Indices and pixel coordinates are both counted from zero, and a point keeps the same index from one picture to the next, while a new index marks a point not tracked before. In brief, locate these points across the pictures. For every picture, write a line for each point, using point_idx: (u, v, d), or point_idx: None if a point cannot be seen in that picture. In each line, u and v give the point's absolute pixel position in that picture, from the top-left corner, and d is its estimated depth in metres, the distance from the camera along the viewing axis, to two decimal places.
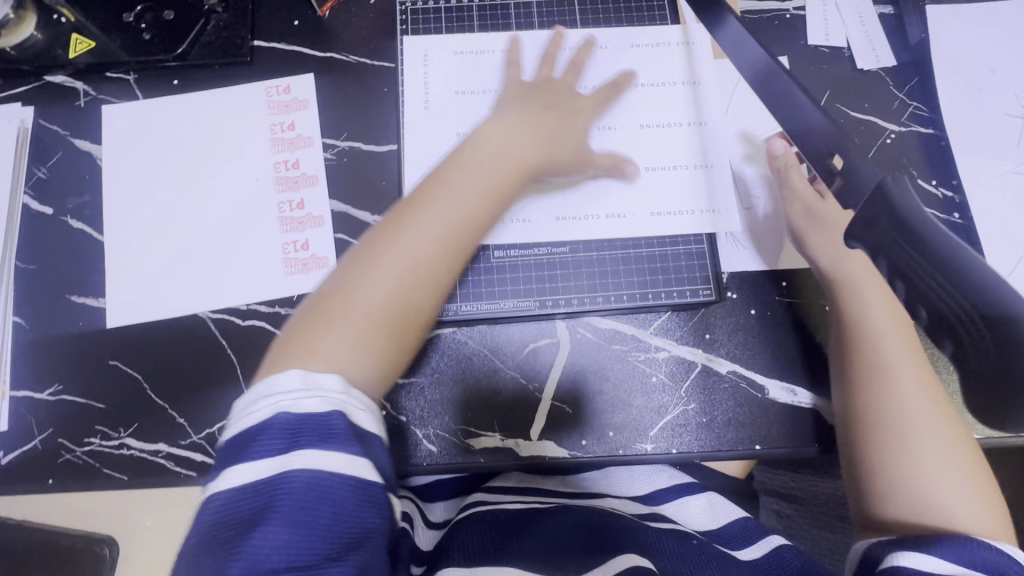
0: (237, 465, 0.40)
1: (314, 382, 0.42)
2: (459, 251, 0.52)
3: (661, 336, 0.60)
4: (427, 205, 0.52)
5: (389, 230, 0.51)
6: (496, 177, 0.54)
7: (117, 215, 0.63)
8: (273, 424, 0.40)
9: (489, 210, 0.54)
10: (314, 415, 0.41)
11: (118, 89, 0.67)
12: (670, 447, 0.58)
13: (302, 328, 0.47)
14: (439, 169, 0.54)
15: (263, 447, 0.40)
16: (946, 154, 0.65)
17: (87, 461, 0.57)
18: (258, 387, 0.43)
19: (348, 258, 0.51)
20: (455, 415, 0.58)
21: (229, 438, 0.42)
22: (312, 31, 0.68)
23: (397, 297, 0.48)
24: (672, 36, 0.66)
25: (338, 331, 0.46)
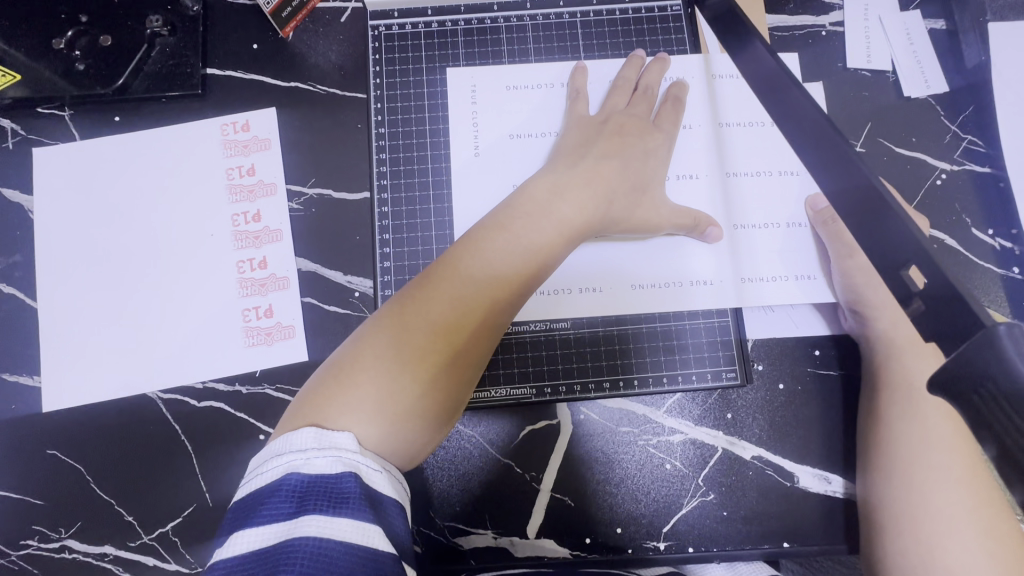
0: (237, 532, 0.33)
1: (328, 441, 0.37)
2: (504, 306, 0.43)
3: (676, 419, 0.53)
4: (494, 248, 0.44)
5: (437, 274, 0.44)
6: (562, 223, 0.46)
7: (53, 278, 0.55)
8: (283, 484, 0.35)
9: (544, 257, 0.45)
10: (328, 476, 0.35)
11: (51, 128, 0.58)
12: (686, 546, 0.51)
13: (324, 381, 0.41)
14: (515, 209, 0.47)
15: (269, 512, 0.34)
16: (1004, 197, 0.57)
17: (26, 566, 0.50)
18: (274, 442, 0.38)
19: (395, 299, 0.44)
20: (480, 493, 0.52)
21: (235, 504, 0.36)
22: (274, 56, 0.59)
23: (426, 357, 0.40)
24: (690, 61, 0.57)
25: (359, 394, 0.39)
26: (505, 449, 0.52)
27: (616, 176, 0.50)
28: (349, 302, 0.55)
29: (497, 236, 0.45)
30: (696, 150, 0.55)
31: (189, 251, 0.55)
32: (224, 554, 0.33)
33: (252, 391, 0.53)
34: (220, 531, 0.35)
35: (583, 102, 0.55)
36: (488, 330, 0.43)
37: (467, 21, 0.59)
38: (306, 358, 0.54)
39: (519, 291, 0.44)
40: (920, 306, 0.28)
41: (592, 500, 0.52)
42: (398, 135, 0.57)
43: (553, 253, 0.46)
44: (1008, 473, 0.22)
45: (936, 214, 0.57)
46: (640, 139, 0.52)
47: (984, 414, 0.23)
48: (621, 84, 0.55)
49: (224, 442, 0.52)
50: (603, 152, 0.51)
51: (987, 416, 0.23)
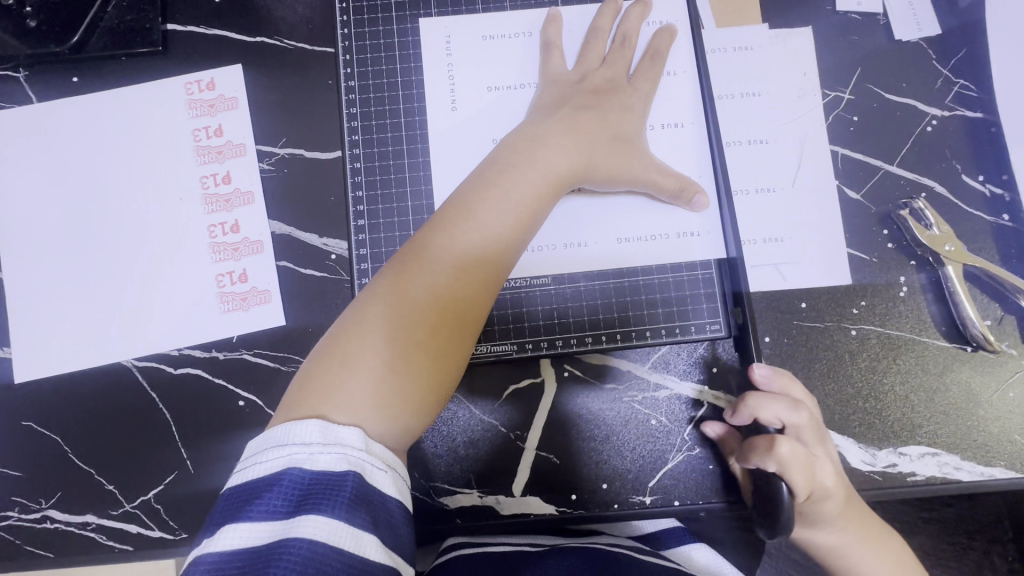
0: (235, 521, 0.34)
1: (333, 436, 0.36)
2: (503, 262, 0.44)
3: (662, 374, 0.52)
4: (484, 207, 0.44)
5: (426, 239, 0.43)
6: (543, 177, 0.45)
7: (17, 248, 0.53)
8: (283, 478, 0.35)
9: (533, 216, 0.45)
10: (328, 474, 0.35)
11: (5, 90, 0.55)
12: (672, 499, 0.51)
13: (314, 373, 0.40)
14: (499, 164, 0.46)
15: (267, 506, 0.34)
16: (997, 142, 0.55)
17: (6, 537, 0.49)
18: (274, 431, 0.37)
19: (385, 270, 0.43)
20: (472, 462, 0.51)
21: (230, 489, 0.36)
22: (237, 9, 0.56)
23: (429, 322, 0.41)
24: (674, 4, 0.55)
25: (365, 366, 0.39)
26: (491, 411, 0.52)
27: (595, 128, 0.48)
28: (326, 265, 0.53)
29: (486, 194, 0.44)
30: (681, 98, 0.53)
31: (158, 218, 0.54)
32: (220, 543, 0.33)
33: (229, 358, 0.52)
34: (211, 513, 0.35)
35: (560, 52, 0.52)
36: (488, 286, 0.43)
37: None
38: (284, 323, 0.53)
39: (516, 245, 0.44)
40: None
41: (578, 458, 0.51)
42: (370, 89, 0.55)
43: (546, 203, 0.45)
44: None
45: (926, 162, 0.56)
46: (619, 91, 0.50)
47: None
48: (599, 31, 0.53)
49: (204, 408, 0.52)
50: (579, 107, 0.49)
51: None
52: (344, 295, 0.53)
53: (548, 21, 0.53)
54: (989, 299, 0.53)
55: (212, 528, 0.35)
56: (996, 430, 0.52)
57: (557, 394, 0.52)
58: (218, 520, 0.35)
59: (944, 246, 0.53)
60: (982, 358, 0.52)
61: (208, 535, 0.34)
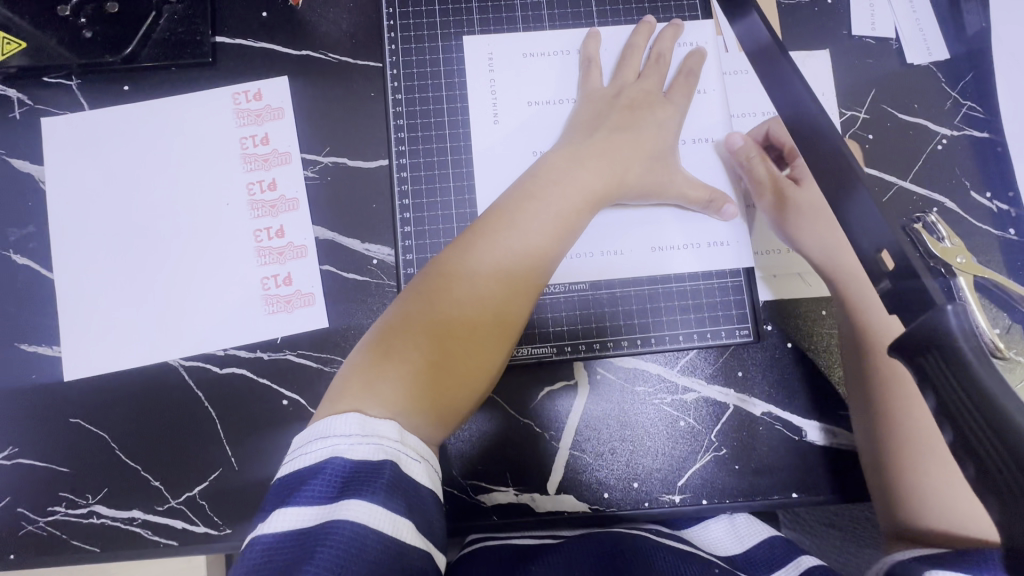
0: (278, 511, 0.34)
1: (372, 428, 0.37)
2: (539, 269, 0.46)
3: (690, 378, 0.54)
4: (523, 217, 0.46)
5: (467, 246, 0.46)
6: (578, 191, 0.48)
7: (68, 250, 0.55)
8: (325, 467, 0.36)
9: (569, 228, 0.47)
10: (368, 462, 0.36)
11: (59, 98, 0.57)
12: (700, 498, 0.53)
13: (355, 369, 0.42)
14: (539, 178, 0.48)
15: (309, 494, 0.35)
16: (1003, 161, 0.59)
17: (53, 532, 0.51)
18: (319, 423, 0.38)
19: (426, 274, 0.45)
20: (498, 459, 0.53)
21: (275, 484, 0.37)
22: (285, 24, 0.59)
23: (468, 326, 0.43)
24: (702, 27, 0.58)
25: (405, 364, 0.41)
26: (526, 413, 0.54)
27: (630, 143, 0.51)
28: (368, 269, 0.56)
29: (526, 206, 0.47)
30: (708, 115, 0.56)
31: (205, 222, 0.55)
32: (264, 531, 0.33)
33: (274, 358, 0.54)
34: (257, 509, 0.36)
35: (596, 71, 0.55)
36: (524, 293, 0.45)
37: None
38: (328, 325, 0.54)
39: (551, 254, 0.46)
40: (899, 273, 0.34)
41: (611, 459, 0.53)
42: (414, 102, 0.57)
43: (580, 215, 0.48)
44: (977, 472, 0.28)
45: (938, 179, 0.59)
46: (651, 110, 0.53)
47: (947, 402, 0.28)
48: (632, 52, 0.56)
49: (248, 406, 0.53)
50: (615, 123, 0.52)
51: (948, 401, 0.28)
52: (386, 299, 0.55)
53: (588, 38, 0.57)
54: (996, 308, 0.56)
55: (256, 523, 0.35)
56: None
57: (588, 396, 0.54)
58: (263, 512, 0.35)
59: (956, 258, 0.54)
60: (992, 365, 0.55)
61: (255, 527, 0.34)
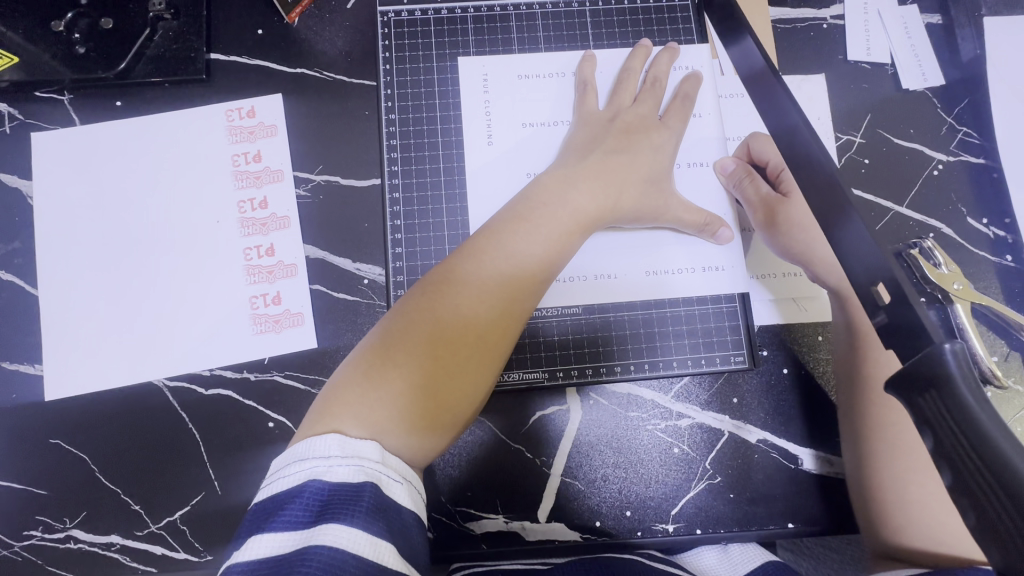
0: (256, 536, 0.33)
1: (351, 449, 0.37)
2: (529, 291, 0.45)
3: (685, 404, 0.53)
4: (514, 237, 0.46)
5: (456, 265, 0.45)
6: (570, 212, 0.47)
7: (54, 266, 0.54)
8: (303, 491, 0.35)
9: (560, 249, 0.46)
10: (347, 484, 0.35)
11: (50, 113, 0.57)
12: (694, 527, 0.52)
13: (339, 388, 0.41)
14: (532, 200, 0.48)
15: (287, 518, 0.34)
16: (999, 187, 0.58)
17: (29, 557, 0.49)
18: (300, 445, 0.37)
19: (414, 293, 0.45)
20: (488, 485, 0.52)
21: (254, 509, 0.36)
22: (280, 42, 0.58)
23: (455, 348, 0.42)
24: (698, 50, 0.58)
25: (390, 387, 0.40)
26: (517, 437, 0.53)
27: (624, 166, 0.50)
28: (358, 289, 0.55)
29: (517, 227, 0.46)
30: (703, 138, 0.56)
31: (194, 239, 0.55)
32: (241, 558, 0.33)
33: (260, 379, 0.53)
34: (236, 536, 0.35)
35: (592, 93, 0.55)
36: (514, 316, 0.44)
37: (476, 9, 0.59)
38: (316, 346, 0.54)
39: (542, 276, 0.46)
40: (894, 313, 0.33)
41: (603, 487, 0.52)
42: (408, 121, 0.57)
43: (573, 237, 0.47)
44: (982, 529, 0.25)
45: (934, 204, 0.58)
46: (646, 133, 0.53)
47: (946, 445, 0.27)
48: (629, 75, 0.55)
49: (233, 428, 0.52)
50: (610, 146, 0.51)
51: (948, 447, 0.27)
52: (376, 319, 0.54)
53: (582, 61, 0.56)
54: (994, 336, 0.56)
55: (235, 550, 0.34)
56: None
57: (579, 421, 0.53)
58: (242, 539, 0.34)
59: (951, 285, 0.55)
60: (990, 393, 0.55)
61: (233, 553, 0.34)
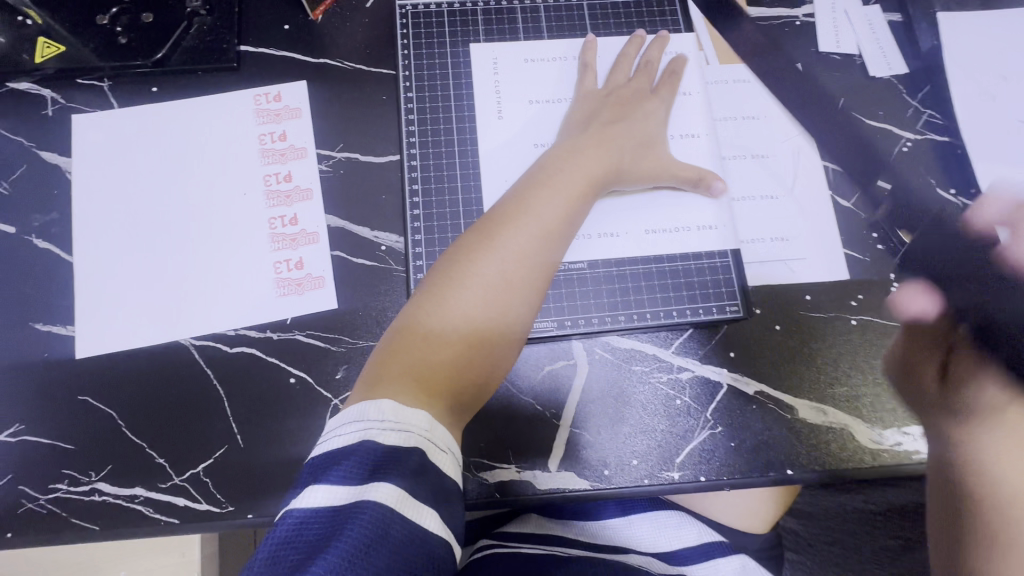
0: (312, 486, 0.36)
1: (401, 415, 0.39)
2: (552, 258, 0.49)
3: (685, 358, 0.57)
4: (534, 208, 0.49)
5: (482, 238, 0.48)
6: (583, 180, 0.52)
7: (89, 236, 0.57)
8: (358, 449, 0.37)
9: (577, 212, 0.51)
10: (398, 448, 0.38)
11: (90, 97, 0.61)
12: (699, 475, 0.54)
13: (377, 364, 0.44)
14: (545, 173, 0.52)
15: (342, 474, 0.36)
16: (963, 162, 0.64)
17: (53, 510, 0.50)
18: (351, 409, 0.40)
19: (442, 266, 0.48)
20: (510, 445, 0.54)
21: (314, 453, 0.39)
22: (305, 36, 0.64)
23: (487, 311, 0.46)
24: (685, 41, 0.64)
25: (432, 348, 0.44)
26: (526, 388, 0.55)
27: (624, 134, 0.55)
28: (376, 255, 0.58)
29: (537, 194, 0.50)
30: (692, 114, 0.62)
31: (222, 210, 0.58)
32: (300, 502, 0.35)
33: (283, 338, 0.56)
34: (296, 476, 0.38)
35: (591, 73, 0.61)
36: (542, 276, 0.48)
37: (485, 4, 0.65)
38: (336, 307, 0.57)
39: (561, 243, 0.50)
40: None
41: (610, 438, 0.54)
42: (424, 101, 0.62)
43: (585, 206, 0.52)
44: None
45: (905, 177, 0.64)
46: (640, 106, 0.58)
47: None
48: (625, 59, 0.61)
49: (257, 384, 0.54)
50: (609, 118, 0.56)
51: None
52: (393, 282, 0.58)
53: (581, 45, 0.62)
54: None
55: (295, 491, 0.37)
56: None
57: (585, 375, 0.56)
58: (303, 482, 0.37)
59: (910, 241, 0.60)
60: None
61: (294, 494, 0.37)
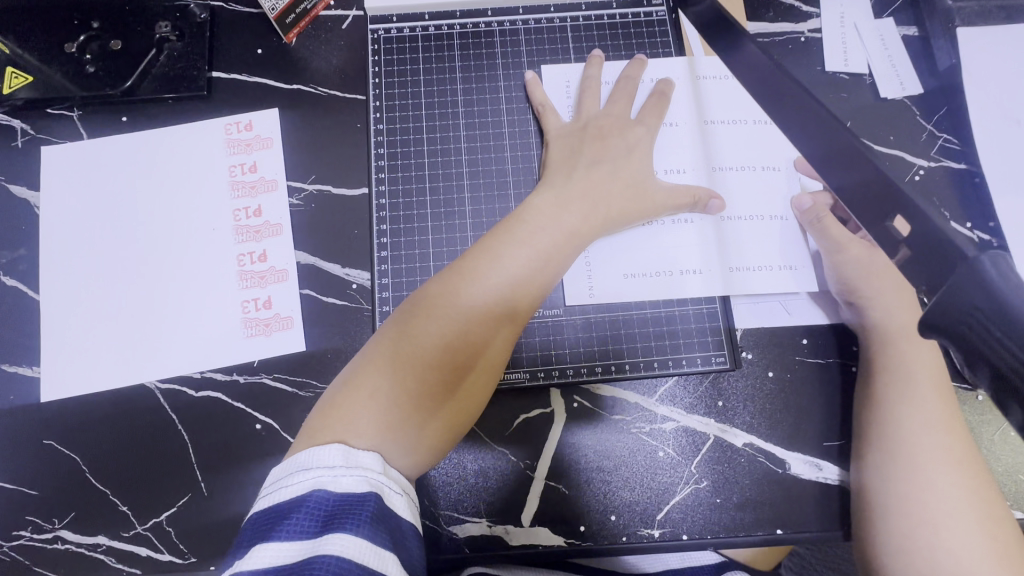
0: (257, 548, 0.32)
1: (355, 460, 0.36)
2: (523, 311, 0.46)
3: (668, 407, 0.53)
4: (511, 254, 0.46)
5: (453, 280, 0.45)
6: (584, 215, 0.50)
7: (56, 274, 0.56)
8: (307, 500, 0.34)
9: (561, 249, 0.48)
10: (352, 495, 0.34)
11: (60, 128, 0.60)
12: (681, 533, 0.51)
13: (340, 395, 0.41)
14: (520, 220, 0.49)
15: (291, 528, 0.32)
16: (981, 191, 0.59)
17: (17, 557, 0.50)
18: (302, 454, 0.36)
19: (419, 296, 0.46)
20: (484, 495, 0.52)
21: (256, 514, 0.34)
22: (277, 60, 0.62)
23: (446, 359, 0.42)
24: (676, 63, 0.61)
25: (386, 395, 0.40)
26: (501, 438, 0.53)
27: (603, 175, 0.52)
28: (347, 293, 0.56)
29: (515, 227, 0.48)
30: (680, 145, 0.58)
31: (188, 246, 0.57)
32: (243, 568, 0.31)
33: (249, 381, 0.54)
34: (238, 540, 0.34)
35: (553, 112, 0.58)
36: (523, 313, 0.46)
37: (462, 26, 0.62)
38: (304, 348, 0.55)
39: (534, 297, 0.47)
40: (907, 254, 0.28)
41: (585, 493, 0.52)
42: (396, 133, 0.60)
43: (565, 261, 0.49)
44: (974, 361, 0.23)
45: None
46: (622, 136, 0.55)
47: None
48: (592, 84, 0.58)
49: (221, 430, 0.53)
50: (586, 154, 0.54)
51: None
52: (363, 323, 0.55)
53: (528, 84, 0.60)
54: None
55: (236, 559, 0.33)
56: (1000, 468, 0.52)
57: (561, 425, 0.53)
58: (247, 545, 0.33)
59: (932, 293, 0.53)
60: (982, 397, 0.53)
61: (237, 559, 0.32)
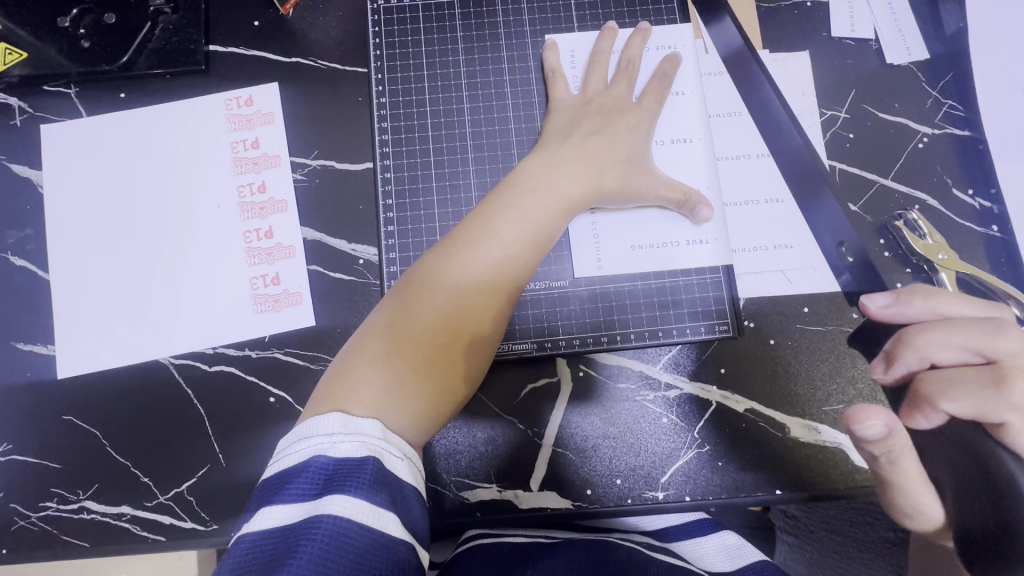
0: (263, 509, 0.34)
1: (353, 426, 0.37)
2: (519, 275, 0.47)
3: (672, 375, 0.55)
4: (506, 222, 0.47)
5: (452, 247, 0.46)
6: (576, 186, 0.50)
7: (64, 253, 0.56)
8: (309, 466, 0.35)
9: (558, 218, 0.49)
10: (351, 459, 0.35)
11: (59, 105, 0.59)
12: (683, 495, 0.53)
13: (346, 365, 0.42)
14: (514, 189, 0.49)
15: (294, 492, 0.34)
16: (985, 159, 0.59)
17: (45, 527, 0.52)
18: (307, 421, 0.38)
19: (419, 266, 0.47)
20: (491, 462, 0.53)
21: (264, 479, 0.36)
22: (275, 33, 0.60)
23: (446, 324, 0.43)
24: (681, 31, 0.60)
25: (388, 363, 0.41)
26: (509, 405, 0.54)
27: (605, 149, 0.53)
28: (354, 269, 0.57)
29: (511, 195, 0.49)
30: (684, 116, 0.58)
31: (194, 222, 0.57)
32: (251, 529, 0.34)
33: (261, 356, 0.55)
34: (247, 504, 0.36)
35: (561, 81, 0.58)
36: (519, 278, 0.47)
37: None
38: (314, 323, 0.55)
39: (529, 263, 0.47)
40: None
41: (591, 458, 0.53)
42: (399, 106, 0.59)
43: (559, 228, 0.49)
44: None
45: (919, 178, 0.59)
46: (621, 113, 0.55)
47: None
48: (600, 59, 0.58)
49: (236, 404, 0.54)
50: (589, 129, 0.54)
51: None
52: (371, 297, 0.56)
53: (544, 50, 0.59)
54: None
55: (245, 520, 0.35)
56: None
57: (569, 392, 0.55)
58: (254, 508, 0.35)
59: (938, 255, 0.55)
60: None
61: (246, 521, 0.35)
